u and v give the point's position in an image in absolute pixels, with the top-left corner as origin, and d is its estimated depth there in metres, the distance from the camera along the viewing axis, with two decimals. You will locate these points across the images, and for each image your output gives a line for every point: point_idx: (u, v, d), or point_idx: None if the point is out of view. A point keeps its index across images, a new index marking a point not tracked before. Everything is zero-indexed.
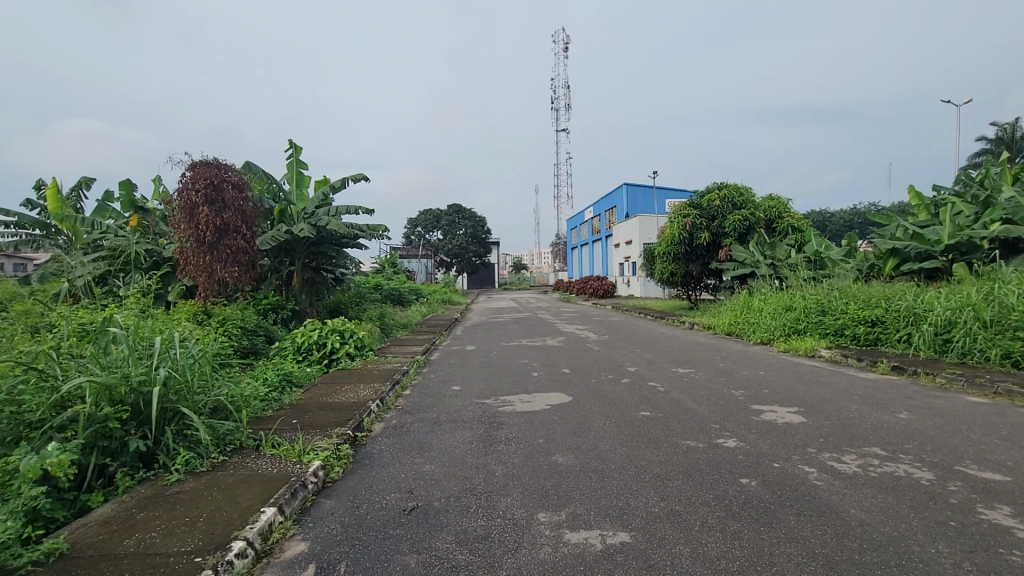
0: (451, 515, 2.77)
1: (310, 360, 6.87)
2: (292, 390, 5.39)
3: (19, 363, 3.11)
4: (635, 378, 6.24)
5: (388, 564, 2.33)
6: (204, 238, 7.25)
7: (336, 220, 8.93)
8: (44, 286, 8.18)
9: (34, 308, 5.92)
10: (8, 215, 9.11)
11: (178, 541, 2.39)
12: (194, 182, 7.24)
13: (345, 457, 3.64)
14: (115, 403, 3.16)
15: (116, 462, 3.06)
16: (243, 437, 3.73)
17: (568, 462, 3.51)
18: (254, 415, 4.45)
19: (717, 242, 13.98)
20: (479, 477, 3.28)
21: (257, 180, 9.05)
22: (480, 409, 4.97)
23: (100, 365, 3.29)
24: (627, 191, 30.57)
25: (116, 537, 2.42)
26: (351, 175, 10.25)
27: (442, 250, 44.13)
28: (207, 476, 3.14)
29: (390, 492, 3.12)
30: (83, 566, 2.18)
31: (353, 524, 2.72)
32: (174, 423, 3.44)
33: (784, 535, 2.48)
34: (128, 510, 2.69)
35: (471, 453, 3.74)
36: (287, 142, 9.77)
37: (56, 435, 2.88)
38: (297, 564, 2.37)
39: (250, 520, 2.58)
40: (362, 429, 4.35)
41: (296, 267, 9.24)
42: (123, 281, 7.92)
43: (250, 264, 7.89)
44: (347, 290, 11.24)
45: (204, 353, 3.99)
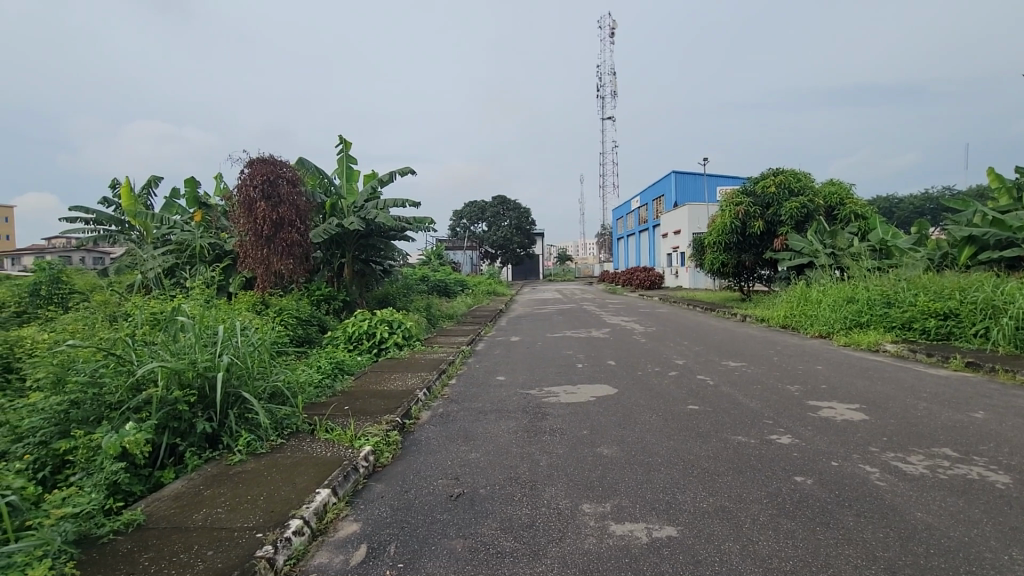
0: (496, 503, 2.81)
1: (360, 349, 7.12)
2: (343, 377, 5.61)
3: (100, 348, 3.38)
4: (683, 370, 6.10)
5: (435, 547, 2.39)
6: (262, 232, 7.61)
7: (384, 213, 9.17)
8: (120, 277, 8.85)
9: (113, 299, 6.41)
10: (88, 212, 9.86)
11: (241, 517, 2.54)
12: (252, 178, 7.60)
13: (394, 443, 3.76)
14: (183, 387, 3.38)
15: (185, 442, 3.27)
16: (299, 422, 3.91)
17: (613, 454, 3.48)
18: (309, 401, 4.66)
19: (772, 231, 13.41)
20: (523, 467, 3.30)
21: (309, 175, 9.38)
22: (525, 399, 4.99)
23: (169, 352, 3.53)
24: (675, 180, 29.79)
25: (186, 511, 2.60)
26: (398, 169, 10.45)
27: (488, 242, 44.45)
28: (267, 458, 3.31)
29: (437, 478, 3.19)
30: (157, 537, 2.36)
31: (402, 507, 2.81)
32: (237, 406, 3.64)
33: (843, 537, 2.37)
34: (196, 487, 2.88)
35: (516, 443, 3.77)
36: (338, 138, 10.07)
37: (132, 416, 3.12)
38: (349, 543, 2.47)
39: (306, 500, 2.71)
40: (410, 416, 4.46)
41: (347, 259, 9.56)
42: (189, 273, 8.43)
43: (304, 257, 8.23)
44: (395, 282, 11.53)
45: (263, 341, 4.20)
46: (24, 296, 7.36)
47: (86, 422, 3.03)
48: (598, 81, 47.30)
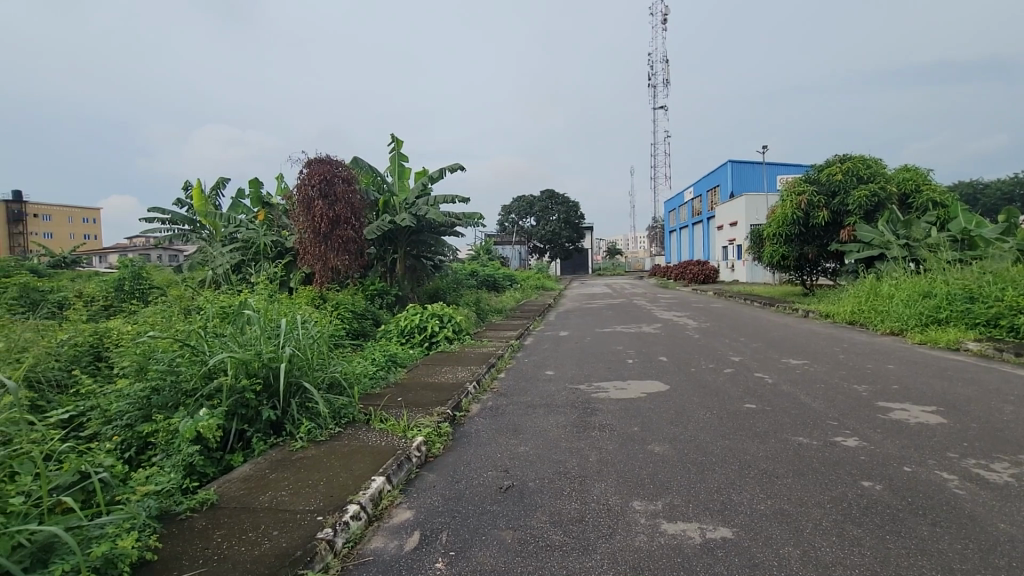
0: (545, 497, 2.82)
1: (412, 343, 7.31)
2: (396, 369, 5.80)
3: (177, 339, 3.65)
4: (739, 368, 5.88)
5: (485, 537, 2.43)
6: (320, 229, 7.94)
7: (435, 209, 9.34)
8: (193, 273, 9.48)
9: (187, 294, 6.88)
10: (164, 213, 10.62)
11: (303, 500, 2.68)
12: (310, 178, 7.94)
13: (445, 434, 3.84)
14: (250, 376, 3.59)
15: (252, 428, 3.48)
16: (356, 412, 4.07)
17: (665, 452, 3.42)
18: (365, 391, 4.84)
19: (838, 221, 12.66)
20: (573, 462, 3.30)
21: (364, 174, 9.69)
22: (574, 395, 4.97)
23: (237, 343, 3.75)
24: (732, 169, 28.64)
25: (254, 493, 2.77)
26: (447, 165, 10.61)
27: (536, 236, 44.35)
28: (326, 446, 3.47)
29: (487, 470, 3.24)
30: (229, 515, 2.52)
31: (453, 497, 2.87)
32: (298, 396, 3.83)
33: (916, 547, 2.22)
34: (262, 470, 3.07)
35: (565, 438, 3.76)
36: (390, 137, 10.33)
37: (206, 403, 3.34)
38: (404, 530, 2.56)
39: (363, 486, 2.82)
40: (461, 409, 4.55)
41: (399, 254, 9.83)
42: (254, 270, 8.92)
43: (359, 253, 8.53)
44: (445, 277, 11.73)
45: (321, 334, 4.40)
46: (111, 291, 8.02)
47: (166, 407, 3.28)
48: (649, 70, 45.98)
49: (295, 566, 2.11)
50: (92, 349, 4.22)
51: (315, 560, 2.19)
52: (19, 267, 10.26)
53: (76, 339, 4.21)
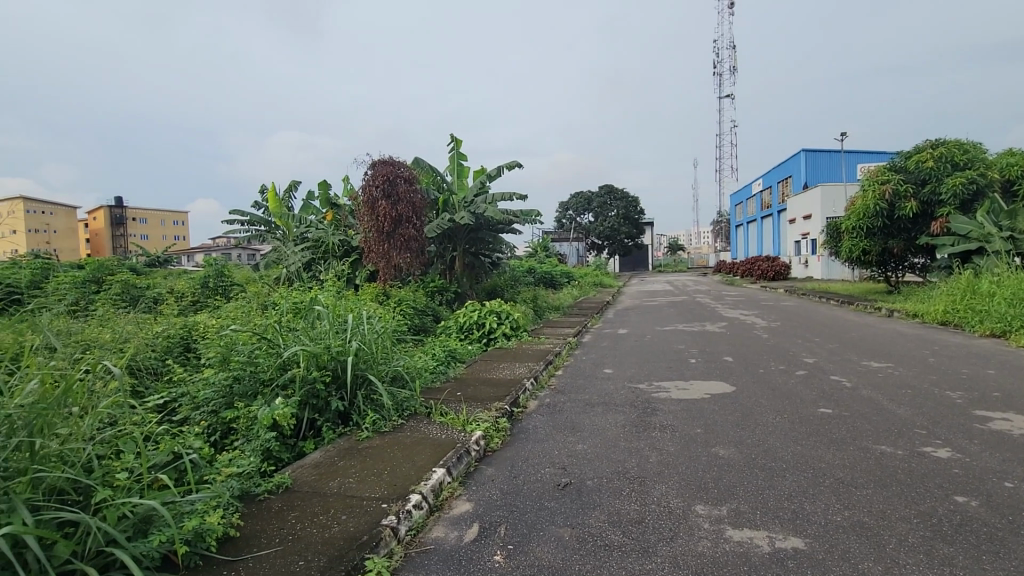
0: (605, 496, 2.79)
1: (471, 339, 7.44)
2: (456, 365, 5.92)
3: (255, 332, 3.90)
4: (813, 370, 5.54)
5: (544, 533, 2.44)
6: (383, 228, 8.24)
7: (493, 207, 9.44)
8: (269, 271, 10.12)
9: (264, 290, 7.37)
10: (243, 215, 11.41)
11: (369, 488, 2.80)
12: (374, 179, 8.26)
13: (503, 429, 3.88)
14: (320, 368, 3.79)
15: (322, 417, 3.67)
16: (417, 405, 4.20)
17: (730, 455, 3.28)
18: (426, 385, 4.99)
19: (929, 212, 11.63)
20: (632, 462, 3.23)
21: (424, 174, 9.94)
22: (633, 393, 4.88)
23: (309, 337, 3.97)
24: (805, 159, 27.01)
25: (324, 479, 2.93)
26: (505, 163, 10.67)
27: (594, 233, 43.77)
28: (390, 436, 3.61)
29: (545, 466, 3.25)
30: (302, 499, 2.68)
31: (511, 492, 2.91)
32: (364, 388, 4.00)
33: (1017, 570, 2.01)
34: (332, 457, 3.23)
35: (624, 437, 3.69)
36: (450, 137, 10.52)
37: (281, 392, 3.56)
38: (463, 521, 2.61)
39: (425, 477, 2.91)
40: (519, 405, 4.58)
41: (458, 252, 10.03)
42: (323, 268, 9.40)
43: (420, 250, 8.77)
44: (503, 274, 11.83)
45: (385, 329, 4.57)
46: (198, 288, 8.72)
47: (246, 396, 3.52)
48: (715, 57, 44.01)
49: (362, 550, 2.21)
50: (182, 341, 4.61)
51: (381, 545, 2.28)
52: (121, 266, 11.35)
53: (168, 331, 4.60)
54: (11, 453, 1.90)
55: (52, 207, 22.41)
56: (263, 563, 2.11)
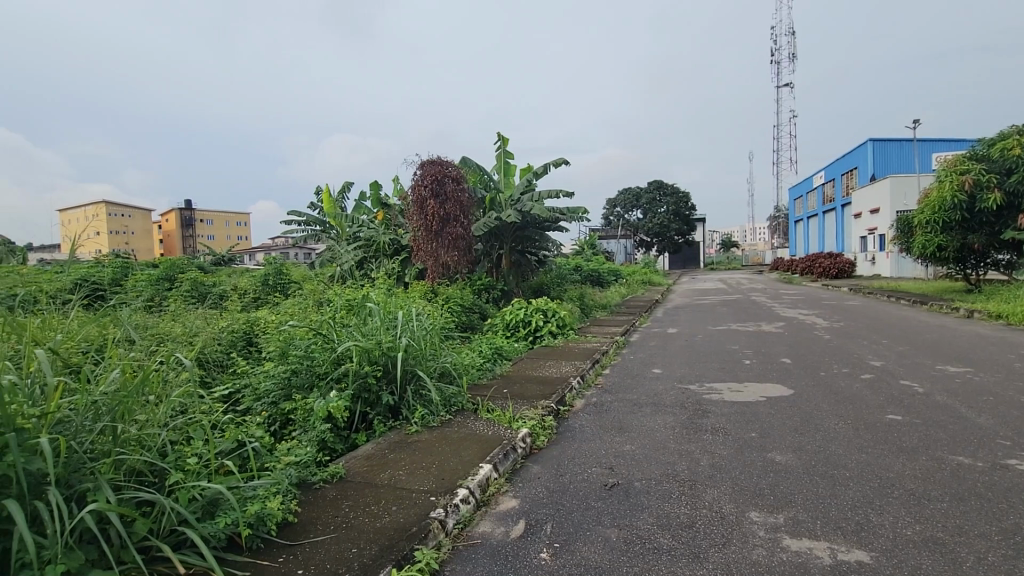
0: (653, 498, 2.73)
1: (517, 337, 7.47)
2: (502, 362, 5.96)
3: (311, 328, 4.07)
4: (880, 373, 5.21)
5: (590, 533, 2.42)
6: (431, 227, 8.40)
7: (539, 205, 9.44)
8: (323, 269, 10.53)
9: (320, 288, 7.66)
10: (300, 215, 11.92)
11: (418, 481, 2.86)
12: (423, 178, 8.43)
13: (549, 428, 3.88)
14: (372, 363, 3.91)
15: (373, 411, 3.79)
16: (465, 401, 4.26)
17: (788, 461, 3.14)
18: (473, 381, 5.05)
19: (1015, 204, 10.67)
20: (682, 465, 3.14)
21: (472, 173, 10.04)
22: (684, 394, 4.75)
23: (362, 333, 4.11)
24: (872, 149, 25.38)
25: (375, 471, 3.01)
26: (552, 161, 10.62)
27: (642, 230, 42.89)
28: (438, 431, 3.67)
29: (591, 466, 3.22)
30: (354, 489, 2.78)
31: (557, 490, 2.90)
32: (413, 383, 4.09)
33: None
34: (382, 450, 3.33)
35: (674, 439, 3.60)
36: (496, 136, 10.57)
37: (335, 385, 3.70)
38: (509, 517, 2.63)
39: (472, 472, 2.95)
40: (565, 403, 4.56)
41: (505, 250, 10.09)
42: (374, 266, 9.68)
43: (467, 249, 8.89)
44: (550, 271, 11.79)
45: (433, 326, 4.67)
46: (259, 285, 9.19)
47: (303, 388, 3.68)
48: (773, 44, 42.04)
49: (412, 540, 2.27)
50: (245, 335, 4.87)
51: (429, 537, 2.34)
52: (191, 265, 12.11)
53: (232, 326, 4.87)
54: (97, 436, 2.07)
55: (130, 210, 24.24)
56: (319, 548, 2.21)
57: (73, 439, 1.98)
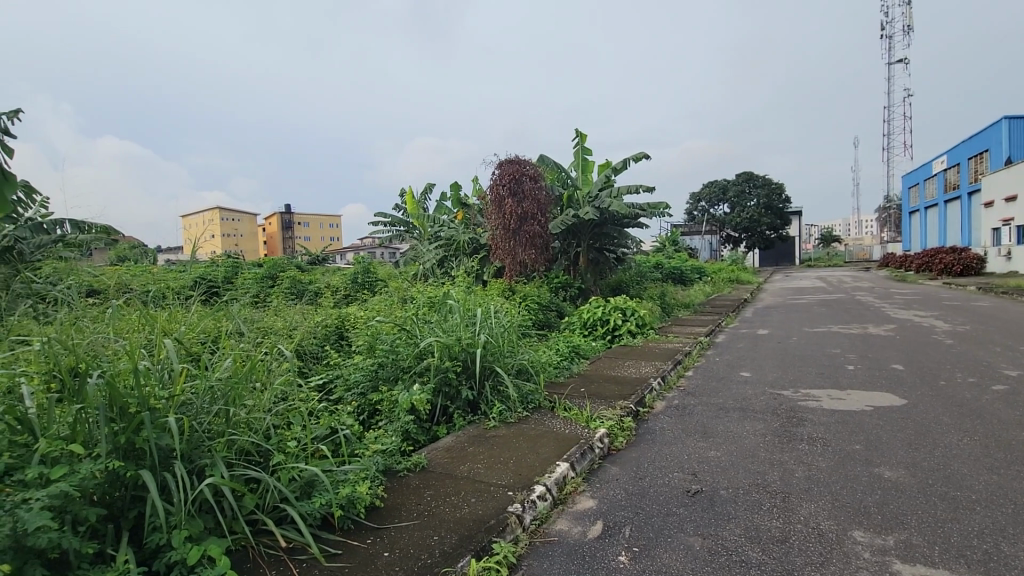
0: (741, 508, 2.58)
1: (595, 335, 7.37)
2: (579, 360, 5.91)
3: (396, 324, 4.28)
4: (1017, 385, 4.55)
5: (672, 540, 2.33)
6: (509, 225, 8.49)
7: (618, 201, 9.25)
8: (407, 267, 11.00)
9: (404, 286, 8.01)
10: (386, 216, 12.54)
11: (496, 475, 2.91)
12: (502, 178, 8.55)
13: (628, 429, 3.79)
14: (452, 359, 4.04)
15: (453, 404, 3.90)
16: (542, 398, 4.26)
17: (900, 478, 2.83)
18: (550, 379, 5.06)
19: None
20: (774, 475, 2.94)
21: (550, 171, 10.05)
22: (776, 400, 4.44)
23: (443, 329, 4.25)
24: (1008, 127, 22.21)
25: (455, 462, 3.10)
26: (632, 155, 10.35)
27: (729, 224, 40.61)
28: (515, 427, 3.71)
29: (673, 471, 3.10)
30: (436, 479, 2.87)
31: (636, 493, 2.82)
32: (492, 379, 4.16)
33: None
34: (462, 443, 3.42)
35: (764, 447, 3.37)
36: (574, 132, 10.50)
37: (418, 379, 3.85)
38: (587, 517, 2.60)
39: (549, 469, 2.95)
40: (645, 405, 4.43)
41: (583, 248, 9.99)
42: (453, 264, 9.97)
43: (544, 247, 8.91)
44: (628, 270, 11.51)
45: (511, 324, 4.74)
46: (349, 283, 9.79)
47: (389, 380, 3.87)
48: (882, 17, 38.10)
49: (490, 532, 2.31)
50: (336, 329, 5.21)
51: (507, 531, 2.37)
52: (290, 264, 13.12)
53: (326, 321, 5.24)
54: (213, 417, 2.30)
55: (239, 214, 26.86)
56: (404, 533, 2.31)
57: (194, 419, 2.22)
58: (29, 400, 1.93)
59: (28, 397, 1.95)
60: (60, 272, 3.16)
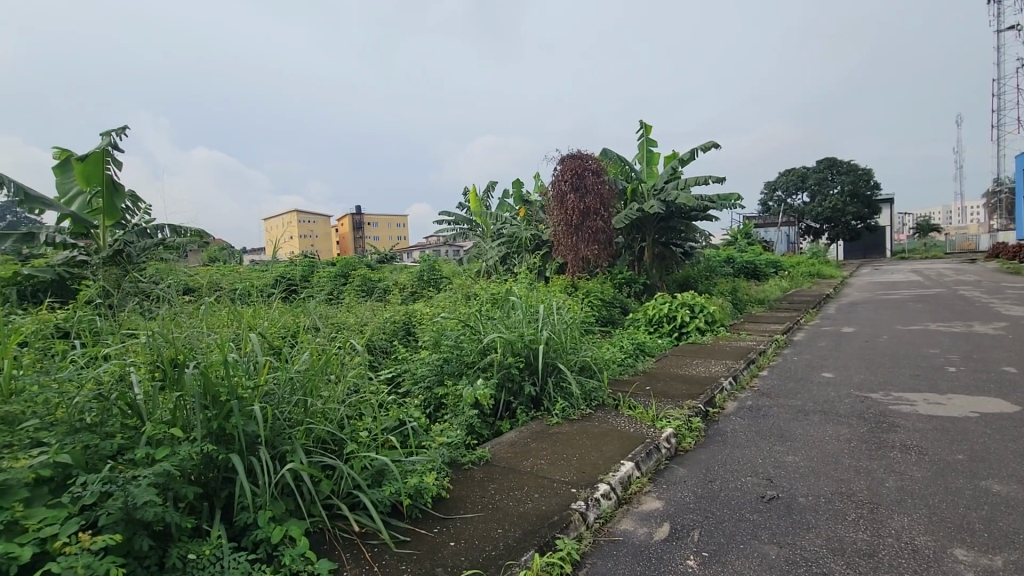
0: (822, 517, 2.41)
1: (661, 332, 7.16)
2: (645, 358, 5.77)
3: (460, 320, 4.37)
4: None
5: (745, 547, 2.22)
6: (571, 221, 8.42)
7: (686, 193, 8.93)
8: (470, 265, 11.20)
9: (468, 283, 8.15)
10: (451, 215, 12.83)
11: (559, 471, 2.90)
12: (563, 173, 8.50)
13: (696, 430, 3.65)
14: (515, 355, 4.08)
15: (516, 400, 3.93)
16: (605, 396, 4.20)
17: (1011, 494, 2.53)
18: (614, 376, 4.98)
19: None
20: (860, 484, 2.73)
21: (612, 164, 9.86)
22: (862, 404, 4.12)
23: (506, 325, 4.31)
24: None
25: (518, 457, 3.13)
26: (701, 145, 9.94)
27: (808, 215, 38.03)
28: (578, 424, 3.69)
29: (746, 475, 2.95)
30: (499, 473, 2.91)
31: (706, 497, 2.71)
32: (555, 375, 4.16)
33: None
34: (525, 439, 3.44)
35: (849, 454, 3.14)
36: (638, 124, 10.23)
37: (482, 374, 3.92)
38: (654, 519, 2.54)
39: (613, 468, 2.90)
40: (715, 405, 4.24)
41: (648, 242, 9.73)
42: (516, 260, 10.03)
43: (607, 242, 8.77)
44: (697, 264, 11.07)
45: (573, 320, 4.72)
46: (415, 280, 10.11)
47: (453, 375, 3.95)
48: None
49: (553, 529, 2.30)
50: (404, 325, 5.41)
51: (571, 528, 2.35)
52: (361, 263, 13.73)
53: (394, 317, 5.45)
54: (293, 406, 2.46)
55: (314, 216, 28.54)
56: (468, 525, 2.36)
57: (276, 408, 2.38)
58: (137, 387, 2.16)
59: (137, 384, 2.17)
60: (163, 274, 3.50)
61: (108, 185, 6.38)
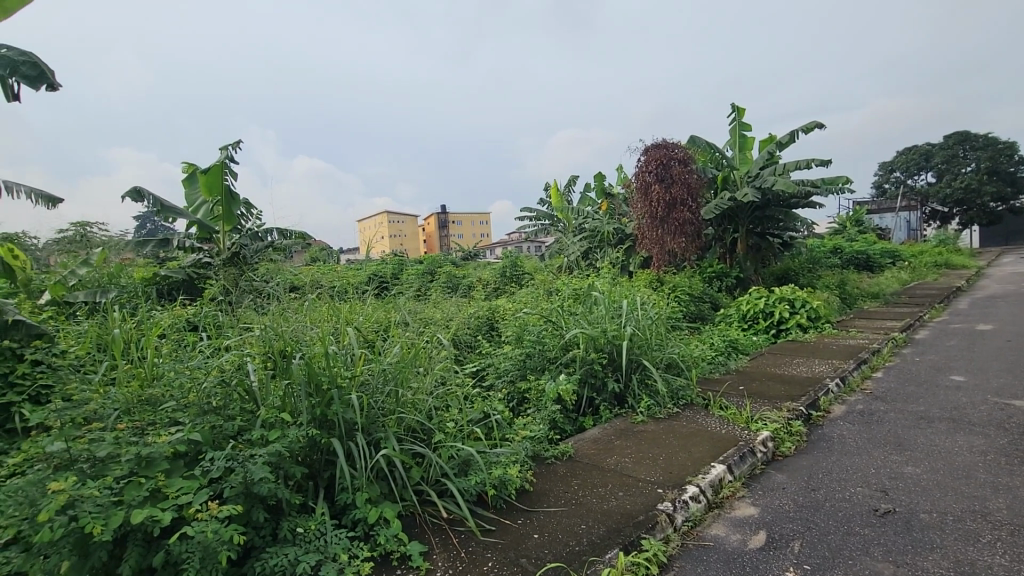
0: (949, 537, 2.14)
1: (756, 328, 6.72)
2: (738, 356, 5.44)
3: (542, 315, 4.40)
4: None
5: (853, 563, 2.03)
6: (656, 213, 8.13)
7: (784, 179, 8.28)
8: (552, 260, 11.19)
9: (550, 278, 8.16)
10: (533, 211, 12.90)
11: (645, 470, 2.83)
12: (648, 164, 8.23)
13: (797, 434, 3.38)
14: (598, 351, 4.04)
15: (600, 396, 3.87)
16: (694, 395, 4.02)
17: None
18: (703, 375, 4.75)
19: None
20: (998, 503, 2.38)
21: (701, 152, 9.37)
22: (1001, 412, 3.59)
23: (587, 321, 4.27)
24: None
25: (602, 454, 3.09)
26: (802, 126, 9.17)
27: (933, 197, 33.71)
28: (665, 423, 3.57)
29: (855, 485, 2.68)
30: (583, 469, 2.89)
31: (809, 506, 2.51)
32: (639, 372, 4.05)
33: None
34: (609, 436, 3.38)
35: (983, 468, 2.75)
36: (730, 108, 9.65)
37: (564, 369, 3.92)
38: (749, 525, 2.39)
39: (703, 469, 2.78)
40: (818, 407, 3.91)
41: (741, 233, 9.15)
42: (598, 255, 9.88)
43: (695, 234, 8.37)
44: (798, 256, 10.23)
45: (659, 316, 4.57)
46: (498, 277, 10.29)
47: (536, 370, 3.97)
48: None
49: (638, 528, 2.25)
50: (487, 321, 5.53)
51: (657, 528, 2.28)
52: (447, 260, 14.23)
53: (479, 313, 5.59)
54: (386, 396, 2.60)
55: (403, 217, 30.02)
56: (552, 518, 2.37)
57: (372, 397, 2.53)
58: (253, 374, 2.40)
59: (253, 372, 2.42)
60: (273, 274, 3.86)
61: (227, 194, 7.11)
